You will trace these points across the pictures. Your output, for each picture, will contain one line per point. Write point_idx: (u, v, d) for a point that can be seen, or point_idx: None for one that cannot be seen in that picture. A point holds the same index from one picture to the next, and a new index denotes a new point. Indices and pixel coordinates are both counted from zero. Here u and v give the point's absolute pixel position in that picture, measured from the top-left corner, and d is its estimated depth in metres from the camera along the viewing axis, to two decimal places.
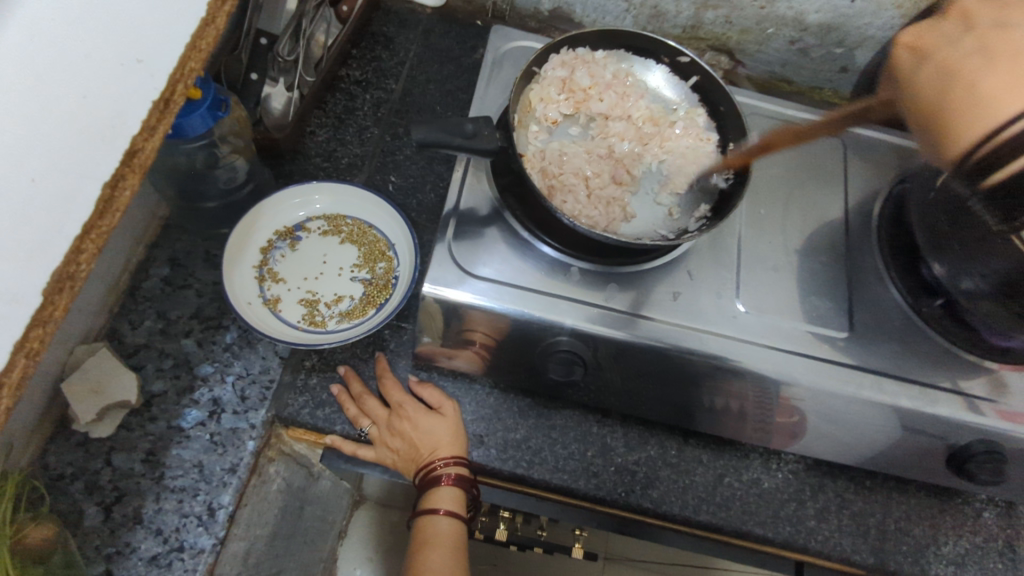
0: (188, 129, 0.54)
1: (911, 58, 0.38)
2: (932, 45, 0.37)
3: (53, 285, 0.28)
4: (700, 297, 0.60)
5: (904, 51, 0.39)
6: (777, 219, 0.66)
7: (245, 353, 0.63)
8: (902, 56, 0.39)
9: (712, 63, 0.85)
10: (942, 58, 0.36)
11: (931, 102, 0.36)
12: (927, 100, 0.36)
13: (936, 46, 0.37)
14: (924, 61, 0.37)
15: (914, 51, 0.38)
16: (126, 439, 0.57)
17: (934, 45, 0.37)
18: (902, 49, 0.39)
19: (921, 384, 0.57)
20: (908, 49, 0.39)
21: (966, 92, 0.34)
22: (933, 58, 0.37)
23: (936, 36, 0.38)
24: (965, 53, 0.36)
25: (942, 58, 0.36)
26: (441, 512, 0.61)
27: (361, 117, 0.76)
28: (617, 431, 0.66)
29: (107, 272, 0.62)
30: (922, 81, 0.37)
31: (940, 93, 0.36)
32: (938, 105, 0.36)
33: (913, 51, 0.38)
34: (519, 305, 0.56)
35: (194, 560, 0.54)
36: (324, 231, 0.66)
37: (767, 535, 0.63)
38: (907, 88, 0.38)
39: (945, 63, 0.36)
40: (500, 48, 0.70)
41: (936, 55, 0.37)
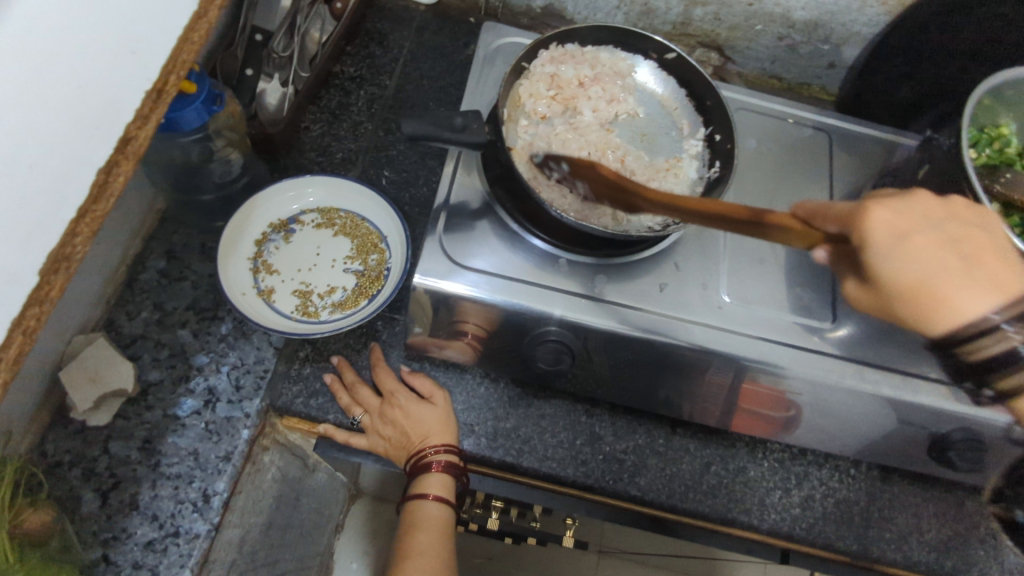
0: (183, 122, 0.55)
1: (892, 235, 0.47)
2: (913, 229, 0.47)
3: (50, 266, 0.29)
4: (686, 288, 0.61)
5: (880, 225, 0.47)
6: (763, 212, 0.67)
7: (240, 343, 0.64)
8: (878, 228, 0.47)
9: (702, 60, 0.86)
10: (932, 238, 0.46)
11: (909, 288, 0.46)
12: (894, 291, 0.47)
13: (917, 231, 0.47)
14: (905, 242, 0.47)
15: (894, 230, 0.47)
16: (123, 427, 0.58)
17: (909, 230, 0.47)
18: (877, 224, 0.47)
19: (903, 373, 0.58)
20: (885, 227, 0.47)
21: (941, 292, 0.45)
22: (919, 237, 0.46)
23: (912, 221, 0.47)
24: (922, 251, 0.46)
25: (923, 246, 0.46)
26: (430, 497, 0.62)
27: (355, 113, 0.77)
28: (605, 420, 0.67)
29: (104, 264, 0.63)
30: (885, 270, 0.47)
31: (925, 276, 0.46)
32: (922, 286, 0.46)
33: (895, 231, 0.47)
34: (509, 296, 0.57)
35: (189, 546, 0.55)
36: (318, 223, 0.67)
37: (752, 522, 0.64)
38: (884, 269, 0.47)
39: (927, 249, 0.46)
40: (491, 44, 0.71)
41: (912, 252, 0.46)
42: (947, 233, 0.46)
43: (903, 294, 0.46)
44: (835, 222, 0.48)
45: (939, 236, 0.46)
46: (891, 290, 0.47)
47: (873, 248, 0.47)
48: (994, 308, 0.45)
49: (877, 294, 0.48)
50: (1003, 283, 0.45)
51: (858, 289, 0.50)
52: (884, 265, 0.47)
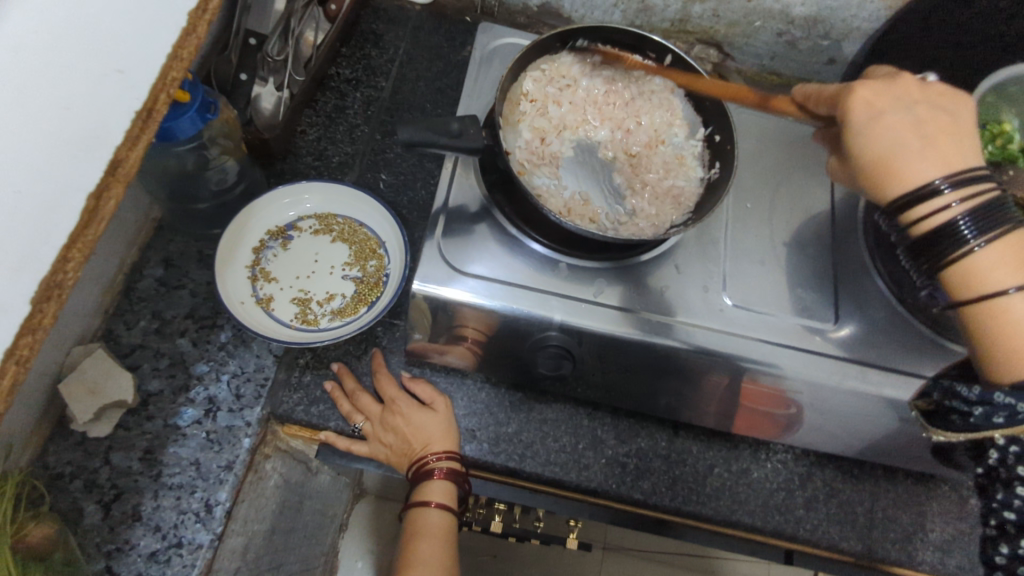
0: (177, 131, 0.55)
1: (867, 110, 0.49)
2: (885, 108, 0.48)
3: (41, 295, 0.29)
4: (687, 291, 0.60)
5: (860, 103, 0.49)
6: (764, 211, 0.67)
7: (240, 351, 0.63)
8: (854, 105, 0.49)
9: (701, 56, 0.85)
10: (897, 117, 0.48)
11: (877, 159, 0.48)
12: (866, 164, 0.48)
13: (888, 109, 0.48)
14: (874, 116, 0.48)
15: (870, 101, 0.49)
16: (123, 438, 0.58)
17: (880, 109, 0.48)
18: (856, 101, 0.49)
19: (908, 374, 0.57)
20: (865, 102, 0.49)
21: (892, 167, 0.47)
22: (888, 114, 0.48)
23: (886, 100, 0.49)
24: (874, 125, 0.48)
25: (887, 119, 0.48)
26: (432, 505, 0.62)
27: (351, 116, 0.76)
28: (608, 424, 0.67)
29: (101, 274, 0.62)
30: (858, 143, 0.48)
31: (888, 152, 0.47)
32: (884, 160, 0.47)
33: (869, 105, 0.49)
34: (511, 302, 0.57)
35: (192, 556, 0.55)
36: (315, 229, 0.67)
37: (756, 524, 0.64)
38: (856, 136, 0.49)
39: (896, 125, 0.47)
40: (488, 45, 0.71)
41: (882, 120, 0.48)
42: (915, 113, 0.48)
43: (870, 162, 0.48)
44: (826, 105, 0.53)
45: (907, 117, 0.47)
46: (858, 163, 0.49)
47: (850, 121, 0.49)
48: (941, 180, 0.45)
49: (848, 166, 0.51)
50: (951, 161, 0.46)
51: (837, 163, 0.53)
52: (855, 139, 0.49)
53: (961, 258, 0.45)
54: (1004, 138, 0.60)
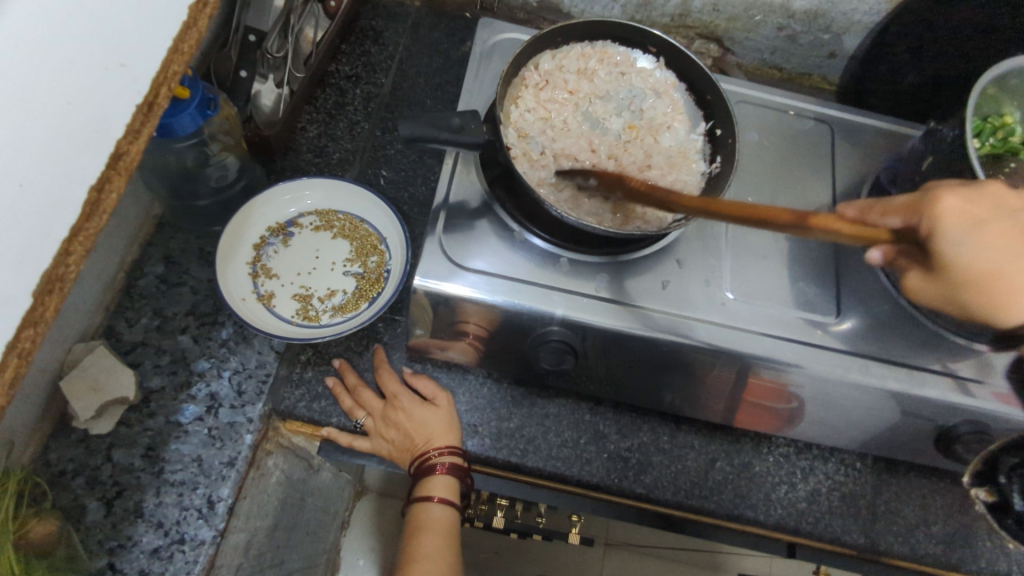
0: (177, 127, 0.55)
1: (964, 221, 0.45)
2: (980, 215, 0.45)
3: (43, 287, 0.29)
4: (688, 285, 0.60)
5: (951, 211, 0.45)
6: (765, 205, 0.67)
7: (241, 348, 0.63)
8: (948, 219, 0.45)
9: (701, 51, 0.85)
10: (999, 227, 0.45)
11: (984, 270, 0.45)
12: (966, 280, 0.46)
13: (983, 216, 0.45)
14: (978, 228, 0.45)
15: (965, 213, 0.45)
16: (126, 435, 0.58)
17: (972, 224, 0.45)
18: (947, 211, 0.45)
19: (909, 367, 0.57)
20: (956, 214, 0.45)
21: (1004, 287, 0.45)
22: (992, 224, 0.45)
23: (979, 207, 0.45)
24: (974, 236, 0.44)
25: (993, 228, 0.44)
26: (435, 500, 0.61)
27: (352, 112, 0.76)
28: (609, 418, 0.67)
29: (102, 271, 0.62)
30: (962, 258, 0.45)
31: (999, 266, 0.44)
32: (995, 275, 0.45)
33: (965, 214, 0.45)
34: (513, 298, 0.57)
35: (194, 552, 0.55)
36: (316, 226, 0.67)
37: (759, 518, 0.64)
38: (959, 252, 0.45)
39: (1000, 236, 0.44)
40: (488, 40, 0.70)
41: (981, 245, 0.44)
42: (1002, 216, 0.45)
43: (970, 280, 0.45)
44: (895, 215, 0.48)
45: (995, 224, 0.45)
46: (958, 276, 0.46)
47: (946, 234, 0.45)
48: None
49: (942, 285, 0.48)
50: None
51: (919, 279, 0.49)
52: (958, 253, 0.45)
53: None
54: (1005, 130, 0.61)
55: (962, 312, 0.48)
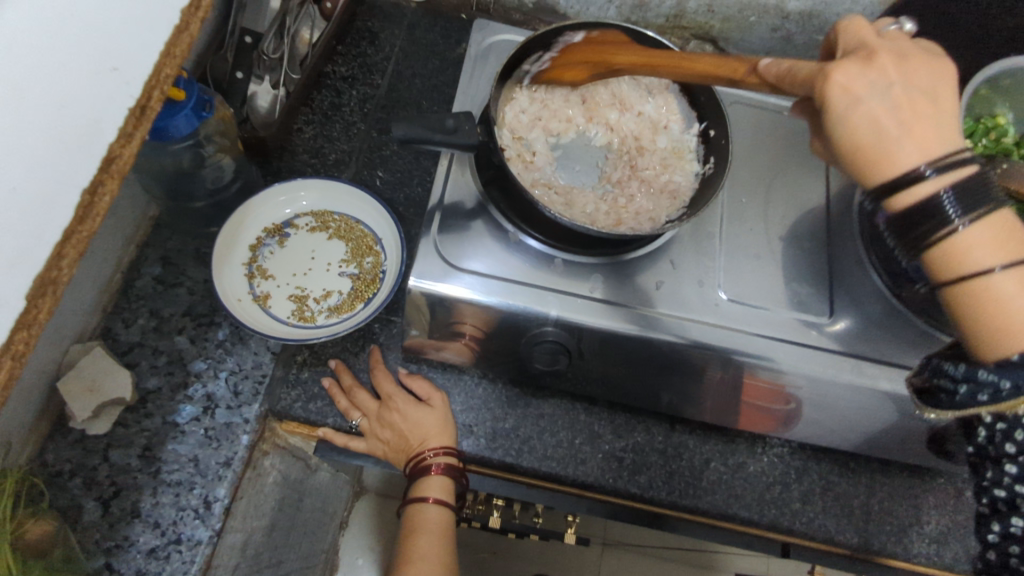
0: (173, 129, 0.55)
1: (845, 95, 0.38)
2: (864, 92, 0.38)
3: (37, 289, 0.29)
4: (682, 286, 0.61)
5: (837, 87, 0.38)
6: (759, 205, 0.67)
7: (237, 349, 0.64)
8: (830, 93, 0.38)
9: (697, 52, 0.85)
10: (874, 113, 0.38)
11: (864, 145, 0.38)
12: (843, 152, 0.39)
13: (867, 94, 0.38)
14: (854, 107, 0.38)
15: (846, 90, 0.38)
16: (122, 435, 0.59)
17: (859, 96, 0.38)
18: (834, 87, 0.38)
19: (902, 367, 0.58)
20: (841, 89, 0.38)
21: (864, 147, 0.38)
22: (868, 104, 0.38)
23: (867, 82, 0.38)
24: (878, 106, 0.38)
25: (874, 110, 0.38)
26: (430, 500, 0.62)
27: (348, 113, 0.77)
28: (604, 419, 0.67)
29: (99, 272, 0.63)
30: (839, 129, 0.39)
31: (867, 141, 0.38)
32: (865, 150, 0.38)
33: (846, 89, 0.38)
34: (507, 298, 0.57)
35: (191, 552, 0.55)
36: (312, 227, 0.67)
37: (753, 517, 0.64)
38: (836, 130, 0.39)
39: (877, 117, 0.38)
40: (483, 41, 0.71)
41: (862, 108, 0.38)
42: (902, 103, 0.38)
43: (846, 154, 0.39)
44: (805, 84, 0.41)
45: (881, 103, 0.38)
46: (840, 153, 0.40)
47: (824, 114, 0.39)
48: (927, 166, 0.37)
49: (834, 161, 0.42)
50: (934, 145, 0.37)
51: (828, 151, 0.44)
52: (835, 130, 0.39)
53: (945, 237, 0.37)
54: (998, 132, 0.62)
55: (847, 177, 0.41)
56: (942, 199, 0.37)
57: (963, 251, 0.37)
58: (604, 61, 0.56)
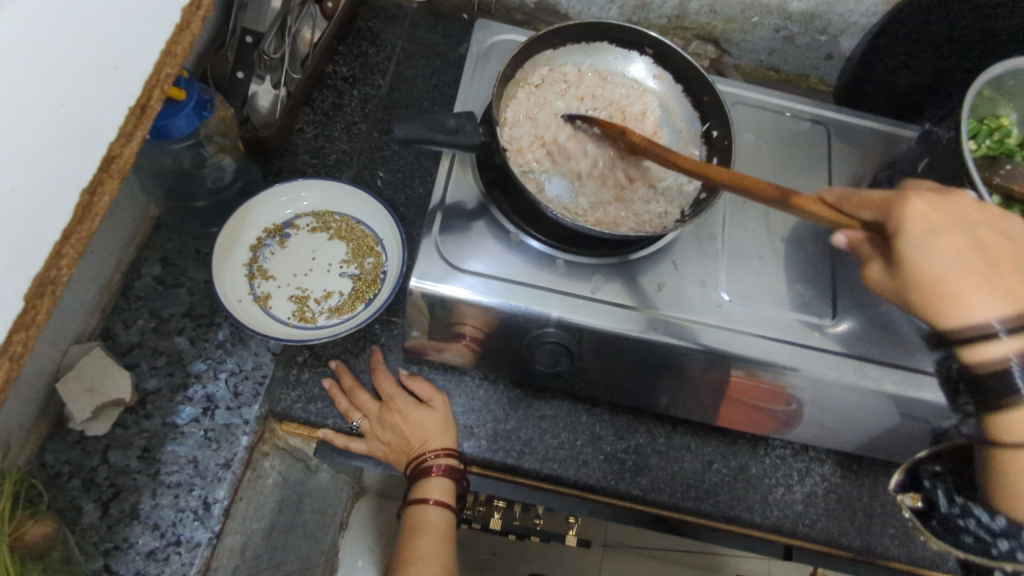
0: (173, 130, 0.55)
1: (924, 225, 0.45)
2: (946, 223, 0.45)
3: (36, 290, 0.29)
4: (685, 287, 0.60)
5: (916, 215, 0.45)
6: (761, 207, 0.67)
7: (238, 349, 0.64)
8: (911, 223, 0.45)
9: (699, 53, 0.85)
10: (961, 242, 0.44)
11: (944, 275, 0.44)
12: (918, 285, 0.45)
13: (950, 225, 0.45)
14: (941, 236, 0.44)
15: (930, 215, 0.45)
16: (121, 437, 0.58)
17: (938, 226, 0.45)
18: (915, 215, 0.45)
19: (909, 369, 0.57)
20: (920, 218, 0.45)
21: (953, 287, 0.44)
22: (958, 233, 0.44)
23: (945, 215, 0.45)
24: (934, 238, 0.44)
25: (957, 239, 0.44)
26: (430, 502, 0.61)
27: (349, 114, 0.76)
28: (606, 420, 0.67)
29: (98, 272, 0.62)
30: (916, 263, 0.44)
31: (947, 277, 0.44)
32: (945, 285, 0.44)
33: (926, 219, 0.45)
34: (509, 299, 0.57)
35: (191, 554, 0.55)
36: (312, 227, 0.67)
37: (756, 519, 0.64)
38: (911, 255, 0.45)
39: (958, 245, 0.44)
40: (485, 41, 0.70)
41: (949, 237, 0.44)
42: (1011, 248, 0.47)
43: (919, 284, 0.45)
44: (871, 209, 0.48)
45: (997, 238, 0.46)
46: (909, 282, 0.45)
47: (906, 237, 0.45)
48: (999, 321, 0.43)
49: (897, 284, 0.46)
50: (1011, 300, 0.44)
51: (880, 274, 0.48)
52: (915, 257, 0.45)
53: (1019, 403, 0.44)
54: (1002, 133, 0.64)
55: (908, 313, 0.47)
56: (1012, 365, 0.43)
57: (1016, 422, 0.45)
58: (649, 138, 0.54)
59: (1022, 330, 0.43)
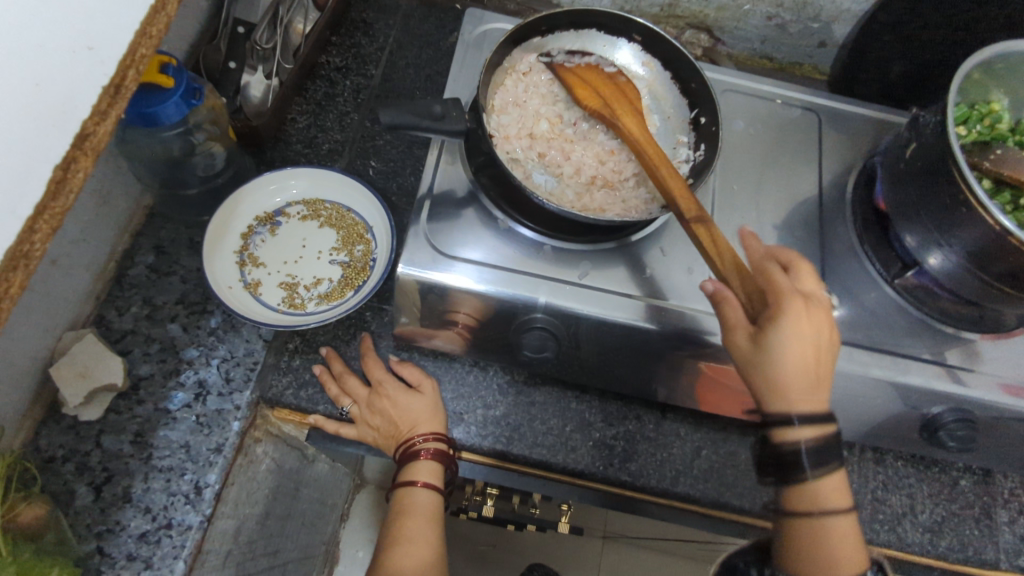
0: (162, 117, 0.55)
1: (797, 327, 0.49)
2: (811, 329, 0.49)
3: (8, 264, 0.29)
4: (673, 272, 0.60)
5: (793, 311, 0.49)
6: (750, 193, 0.67)
7: (229, 336, 0.64)
8: (789, 319, 0.49)
9: (692, 42, 0.85)
10: (812, 346, 0.49)
11: (779, 374, 0.49)
12: (771, 376, 0.50)
13: (814, 329, 0.49)
14: (803, 337, 0.49)
15: (800, 316, 0.49)
16: (114, 422, 0.59)
17: (803, 329, 0.49)
18: (794, 312, 0.49)
19: (895, 354, 0.59)
20: (795, 314, 0.49)
21: (785, 384, 0.49)
22: (814, 339, 0.50)
23: (809, 317, 0.49)
24: (790, 334, 0.49)
25: (813, 343, 0.49)
26: (419, 484, 0.61)
27: (341, 104, 0.77)
28: (595, 406, 0.67)
29: (91, 260, 0.63)
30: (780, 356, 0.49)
31: (788, 375, 0.49)
32: (783, 378, 0.49)
33: (798, 322, 0.49)
34: (495, 285, 0.57)
35: (182, 537, 0.56)
36: (303, 215, 0.67)
37: (744, 505, 0.64)
38: (779, 343, 0.49)
39: (812, 353, 0.49)
40: (475, 29, 0.71)
41: (805, 341, 0.49)
42: (815, 341, 0.50)
43: (769, 373, 0.50)
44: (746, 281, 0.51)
45: (806, 341, 0.49)
46: (762, 363, 0.49)
47: (782, 331, 0.49)
48: (799, 414, 0.50)
49: (750, 359, 0.50)
50: (813, 405, 0.50)
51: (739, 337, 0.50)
52: (778, 344, 0.49)
53: (802, 481, 0.52)
54: (992, 118, 0.63)
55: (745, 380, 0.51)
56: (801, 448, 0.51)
57: (822, 546, 0.50)
58: (632, 102, 0.60)
59: (808, 422, 0.50)
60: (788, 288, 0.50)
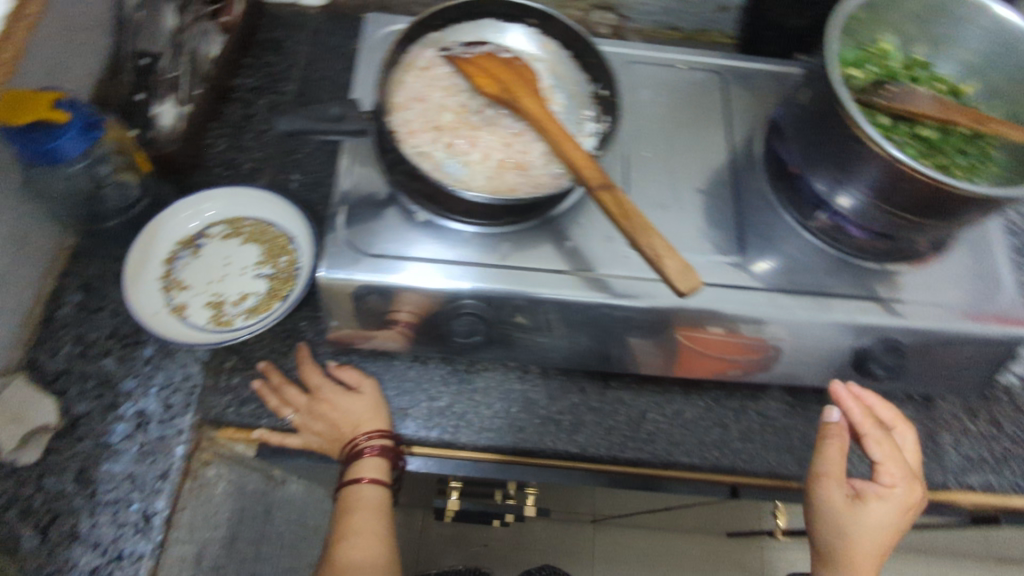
0: (62, 153, 0.57)
1: (885, 536, 0.55)
2: (895, 519, 0.55)
3: None
4: (590, 241, 0.62)
5: (890, 497, 0.56)
6: (662, 157, 0.68)
7: (166, 363, 0.64)
8: (900, 491, 0.56)
9: (599, 22, 0.87)
10: (883, 531, 0.55)
11: (857, 541, 0.54)
12: (855, 536, 0.54)
13: (896, 520, 0.55)
14: (890, 497, 0.55)
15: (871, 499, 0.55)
16: (55, 462, 0.59)
17: (894, 515, 0.55)
18: (892, 458, 0.57)
19: (819, 295, 0.60)
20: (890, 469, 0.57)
21: (862, 555, 0.54)
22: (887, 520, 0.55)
23: (900, 516, 0.56)
24: (882, 516, 0.55)
25: (892, 530, 0.55)
26: (365, 481, 0.61)
27: (258, 122, 0.78)
28: (539, 385, 0.68)
29: (16, 305, 0.63)
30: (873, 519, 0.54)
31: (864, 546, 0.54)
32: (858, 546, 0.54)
33: (905, 498, 0.56)
34: (415, 276, 0.58)
35: (134, 566, 0.55)
36: (225, 234, 0.68)
37: (694, 462, 0.65)
38: (857, 522, 0.54)
39: (884, 535, 0.55)
40: (376, 33, 0.72)
41: (888, 535, 0.55)
42: (895, 527, 0.55)
43: (850, 534, 0.54)
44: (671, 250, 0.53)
45: (889, 527, 0.55)
46: (859, 534, 0.54)
47: (891, 500, 0.55)
48: None
49: (851, 510, 0.55)
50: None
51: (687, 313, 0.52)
52: (858, 533, 0.54)
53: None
54: (883, 57, 0.66)
55: (825, 535, 0.55)
56: None
57: None
58: (530, 83, 0.61)
59: None
60: (878, 436, 0.57)
